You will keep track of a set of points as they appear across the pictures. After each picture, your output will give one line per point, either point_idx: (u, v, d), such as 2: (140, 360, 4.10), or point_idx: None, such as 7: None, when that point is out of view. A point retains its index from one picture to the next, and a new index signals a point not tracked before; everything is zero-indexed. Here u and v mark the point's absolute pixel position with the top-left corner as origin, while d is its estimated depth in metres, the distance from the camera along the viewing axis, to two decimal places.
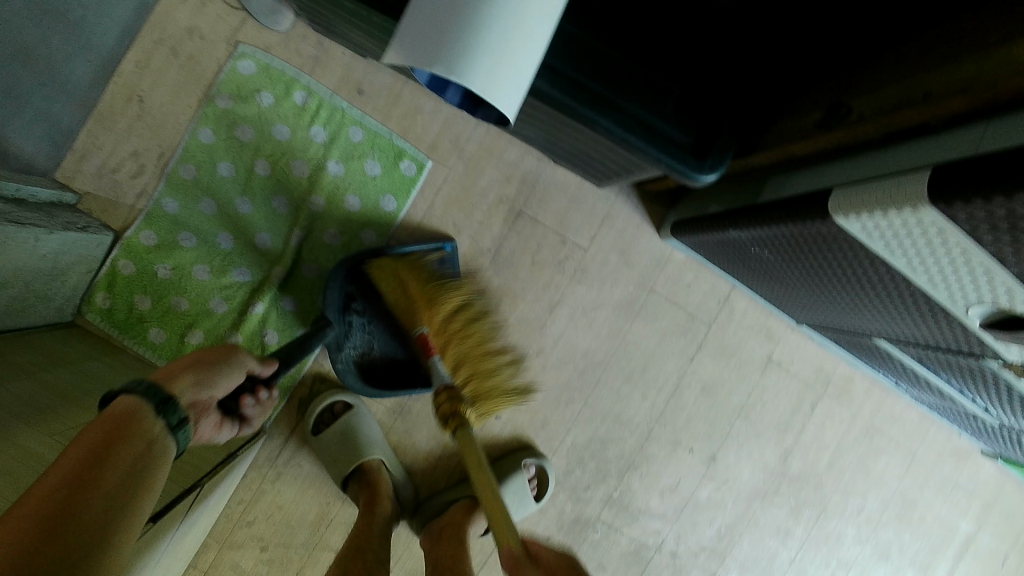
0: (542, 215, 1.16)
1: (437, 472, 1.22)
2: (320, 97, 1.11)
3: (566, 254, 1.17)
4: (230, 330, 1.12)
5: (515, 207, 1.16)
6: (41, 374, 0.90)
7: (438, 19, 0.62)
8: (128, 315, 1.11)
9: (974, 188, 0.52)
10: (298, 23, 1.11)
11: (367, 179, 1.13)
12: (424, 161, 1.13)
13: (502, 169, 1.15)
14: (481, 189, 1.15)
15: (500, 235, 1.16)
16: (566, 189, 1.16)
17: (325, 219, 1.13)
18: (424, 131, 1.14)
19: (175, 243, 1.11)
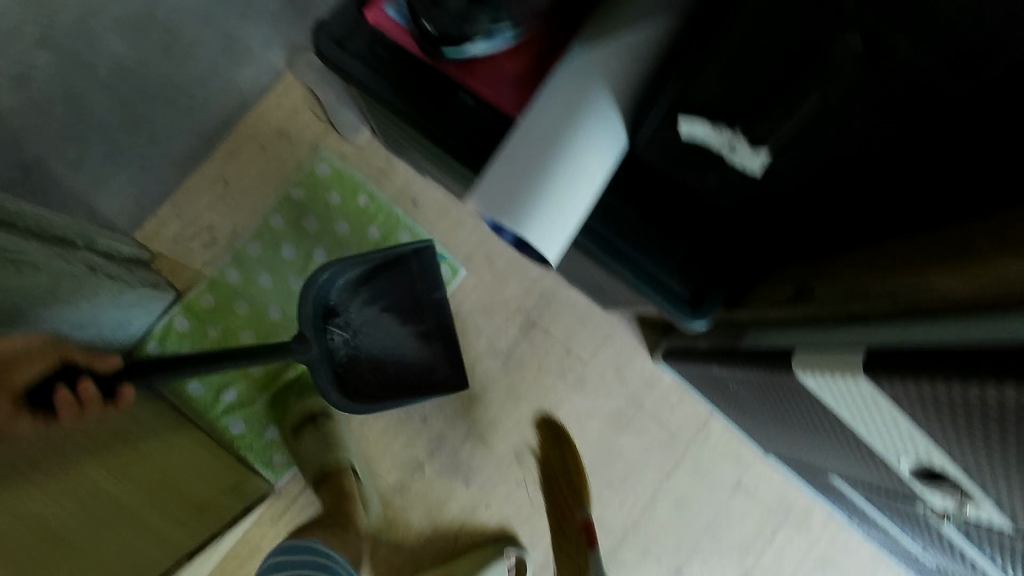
0: (554, 327, 1.34)
1: (424, 552, 1.29)
2: (380, 202, 1.31)
3: (570, 363, 1.34)
4: (262, 392, 1.24)
5: (532, 318, 1.33)
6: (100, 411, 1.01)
7: (508, 185, 0.85)
8: (172, 367, 1.23)
9: (892, 367, 0.70)
10: (373, 140, 1.33)
11: None
12: (458, 269, 1.33)
13: (525, 284, 1.34)
14: (504, 297, 1.33)
15: (514, 339, 1.32)
16: (577, 307, 1.35)
17: None
18: (463, 243, 1.33)
19: (230, 308, 1.25)
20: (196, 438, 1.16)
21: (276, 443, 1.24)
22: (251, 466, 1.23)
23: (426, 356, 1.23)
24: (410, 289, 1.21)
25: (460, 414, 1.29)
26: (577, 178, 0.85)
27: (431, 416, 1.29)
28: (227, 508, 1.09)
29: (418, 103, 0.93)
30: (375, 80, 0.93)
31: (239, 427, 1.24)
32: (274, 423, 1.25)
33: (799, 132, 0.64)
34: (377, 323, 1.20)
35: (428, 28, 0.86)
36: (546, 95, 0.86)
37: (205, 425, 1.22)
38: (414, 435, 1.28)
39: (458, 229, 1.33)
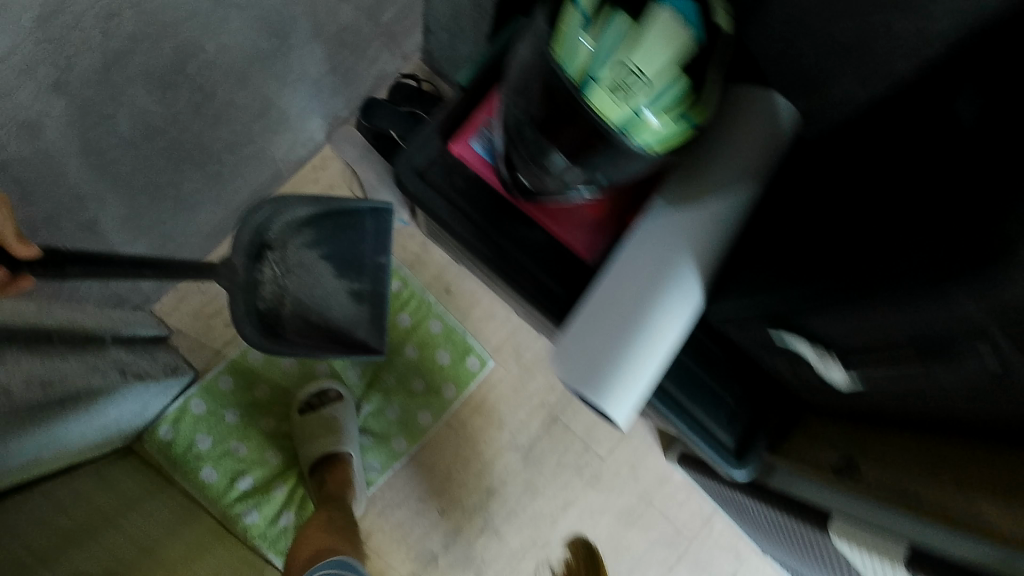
0: (576, 422, 1.35)
1: None
2: (413, 288, 1.29)
3: (588, 459, 1.35)
4: (278, 481, 1.21)
5: (555, 411, 1.34)
6: (117, 519, 0.97)
7: (586, 348, 0.87)
8: (186, 451, 1.17)
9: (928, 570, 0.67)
10: (410, 223, 1.30)
11: (437, 367, 1.29)
12: (487, 360, 1.31)
13: (550, 377, 1.34)
14: (529, 391, 1.34)
15: (536, 434, 1.33)
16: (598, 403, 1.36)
17: (392, 395, 1.27)
18: (493, 334, 1.33)
19: (251, 392, 1.21)
20: (212, 540, 1.11)
21: (289, 531, 1.20)
22: (263, 556, 1.18)
23: (356, 314, 1.18)
24: (350, 242, 1.15)
25: (477, 507, 1.30)
26: (653, 345, 0.86)
27: (449, 508, 1.28)
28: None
29: (496, 237, 0.92)
30: (450, 212, 0.92)
31: (253, 516, 1.18)
32: (289, 510, 1.21)
33: (884, 376, 0.70)
34: (311, 270, 1.15)
35: (521, 178, 0.86)
36: (631, 263, 0.88)
37: (217, 513, 1.17)
38: (430, 528, 1.27)
39: (490, 319, 1.33)
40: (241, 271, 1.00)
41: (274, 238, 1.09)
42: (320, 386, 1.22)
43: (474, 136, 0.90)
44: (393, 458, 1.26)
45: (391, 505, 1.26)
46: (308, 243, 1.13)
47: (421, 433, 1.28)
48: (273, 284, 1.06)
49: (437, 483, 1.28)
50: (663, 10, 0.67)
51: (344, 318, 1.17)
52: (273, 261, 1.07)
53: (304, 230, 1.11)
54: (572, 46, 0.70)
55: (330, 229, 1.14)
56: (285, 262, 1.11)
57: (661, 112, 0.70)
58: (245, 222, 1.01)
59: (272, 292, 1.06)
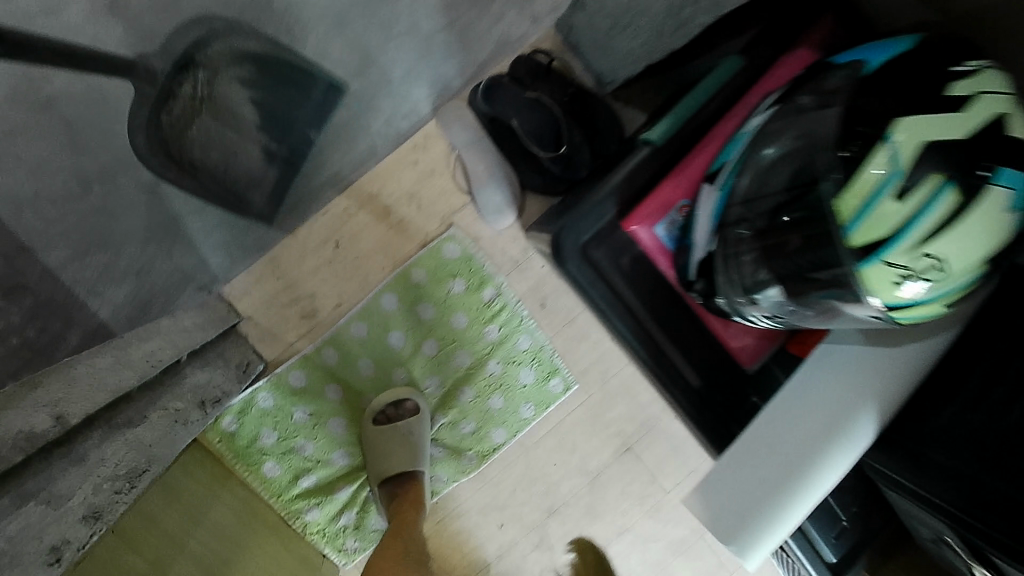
0: (648, 454, 1.27)
1: None
2: (507, 300, 1.15)
3: (652, 492, 1.27)
4: (342, 484, 1.14)
5: (629, 441, 1.26)
6: (184, 541, 0.89)
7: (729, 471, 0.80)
8: (249, 444, 1.10)
9: None
10: (513, 225, 1.14)
11: (519, 385, 1.19)
12: (571, 384, 1.21)
13: (631, 406, 1.25)
14: (607, 419, 1.24)
15: (607, 461, 1.25)
16: (674, 438, 1.27)
17: (468, 410, 1.18)
18: (581, 356, 1.21)
19: (320, 392, 1.12)
20: (272, 546, 1.04)
21: (349, 530, 1.15)
22: (320, 551, 1.14)
23: (261, 175, 1.07)
24: (296, 105, 1.06)
25: (534, 524, 1.24)
26: (782, 476, 0.73)
27: (505, 521, 1.23)
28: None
29: (658, 334, 0.79)
30: (606, 301, 0.76)
31: (313, 514, 1.14)
32: (349, 511, 1.15)
33: None
34: (228, 97, 1.01)
35: (720, 298, 0.70)
36: (812, 402, 0.75)
37: (278, 508, 1.12)
38: (483, 539, 1.22)
39: (582, 340, 1.20)
40: (160, 78, 0.96)
41: (205, 59, 0.98)
42: (397, 396, 1.12)
43: (659, 218, 0.73)
44: (463, 473, 1.20)
45: (449, 512, 1.22)
46: (245, 81, 1.01)
47: (493, 449, 1.20)
48: (188, 96, 0.98)
49: (496, 497, 1.22)
50: (1006, 192, 0.49)
51: (246, 175, 1.06)
52: (196, 78, 0.98)
53: (246, 64, 1.00)
54: (869, 198, 0.52)
55: (273, 78, 1.02)
56: (208, 86, 0.99)
57: (937, 300, 0.54)
58: (186, 24, 0.96)
59: (181, 107, 0.98)
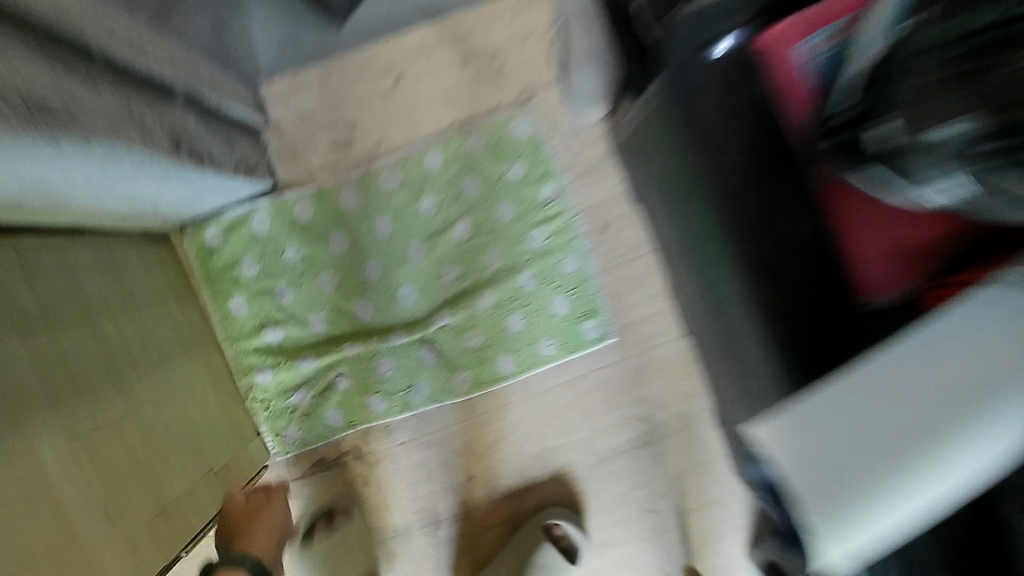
0: (670, 461, 1.05)
1: (481, 538, 1.02)
2: (565, 206, 0.97)
3: (656, 507, 1.06)
4: (308, 353, 0.95)
5: (653, 432, 1.04)
6: (96, 315, 0.71)
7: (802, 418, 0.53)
8: (226, 269, 0.95)
9: None
10: (600, 124, 0.97)
11: (548, 313, 0.98)
12: (608, 335, 0.99)
13: (669, 393, 1.03)
14: (635, 395, 1.02)
15: (619, 447, 1.04)
16: (703, 453, 1.05)
17: (479, 321, 0.97)
18: (631, 306, 1.00)
19: (324, 238, 0.96)
20: (195, 386, 0.85)
21: (296, 413, 0.97)
22: (255, 424, 0.96)
23: None
24: None
25: (509, 492, 1.01)
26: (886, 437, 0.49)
27: (475, 474, 1.00)
28: (189, 521, 0.75)
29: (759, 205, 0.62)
30: (709, 140, 0.63)
31: (264, 376, 0.96)
32: (303, 391, 0.97)
33: None
34: None
35: (876, 128, 0.52)
36: (952, 351, 0.49)
37: (229, 357, 0.95)
38: (446, 487, 1.00)
39: (637, 288, 0.99)
40: None
41: None
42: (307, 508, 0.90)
43: (807, 40, 0.59)
44: (450, 394, 0.98)
45: (418, 440, 0.99)
46: None
47: (494, 378, 0.98)
48: None
49: (477, 443, 1.00)
50: None
51: None
52: None
53: None
54: None
55: None
56: None
57: None
58: None
59: None
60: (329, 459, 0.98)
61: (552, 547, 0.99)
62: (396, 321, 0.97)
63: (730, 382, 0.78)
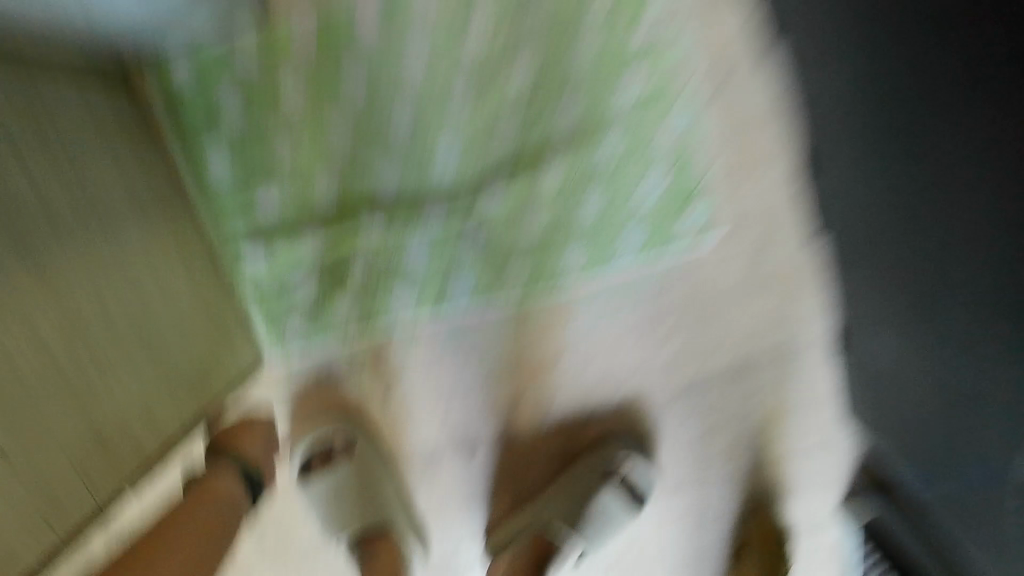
0: (770, 395, 0.82)
1: (522, 472, 0.82)
2: (675, 46, 0.67)
3: (745, 447, 0.85)
4: (313, 229, 0.71)
5: (751, 357, 0.81)
6: None
7: None
8: (200, 112, 0.66)
9: None
10: None
11: (635, 194, 0.73)
12: (714, 224, 0.75)
13: (782, 311, 0.78)
14: (733, 313, 0.78)
15: (706, 374, 0.81)
16: (813, 389, 0.81)
17: (544, 201, 0.72)
18: (741, 197, 0.73)
19: (332, 78, 0.66)
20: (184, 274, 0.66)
21: (302, 304, 0.75)
22: (246, 316, 0.74)
23: None
24: None
25: (560, 421, 0.81)
26: None
27: (524, 396, 0.80)
28: (126, 452, 0.64)
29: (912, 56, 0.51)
30: None
31: (258, 259, 0.72)
32: (311, 277, 0.74)
33: None
34: None
35: None
36: None
37: (212, 232, 0.70)
38: (484, 411, 0.79)
39: (761, 166, 0.72)
40: None
41: None
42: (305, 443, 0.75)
43: None
44: (500, 293, 0.75)
45: (452, 350, 0.77)
46: None
47: (557, 276, 0.75)
48: None
49: (528, 358, 0.78)
50: None
51: None
52: None
53: None
54: None
55: None
56: None
57: None
58: None
59: None
60: (341, 368, 0.78)
61: (613, 493, 0.78)
62: (432, 193, 0.71)
63: (902, 293, 0.56)
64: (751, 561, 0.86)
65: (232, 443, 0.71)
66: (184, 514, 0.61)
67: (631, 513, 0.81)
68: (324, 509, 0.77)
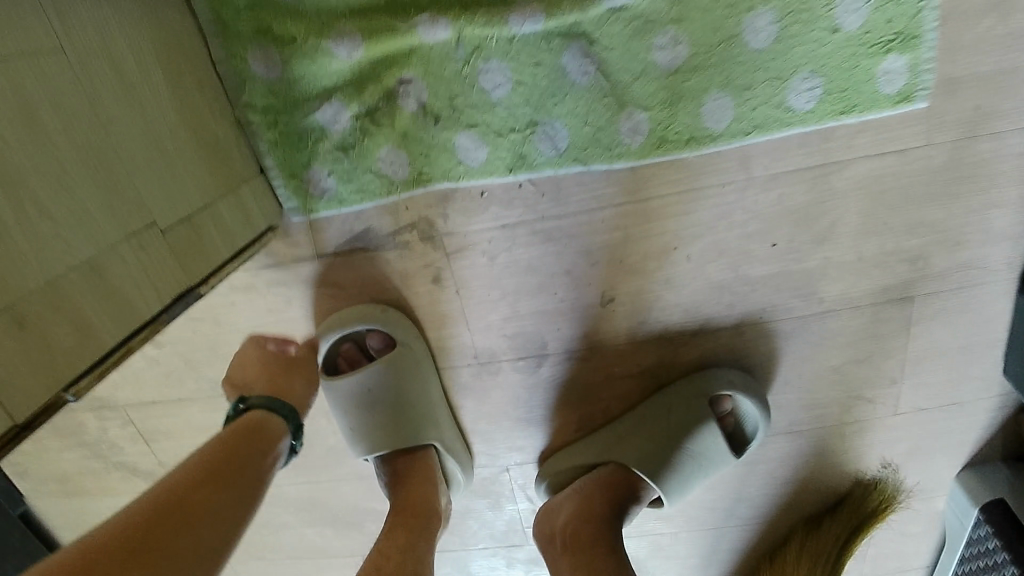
0: (928, 333, 0.63)
1: (603, 397, 0.64)
2: None
3: (876, 396, 0.66)
4: (348, 25, 0.48)
5: (916, 282, 0.61)
6: None
7: None
8: None
9: None
10: None
11: (824, 19, 0.51)
12: (915, 97, 0.53)
13: (970, 222, 0.59)
14: (911, 209, 0.58)
15: (855, 290, 0.61)
16: (984, 329, 0.63)
17: (689, 15, 0.50)
18: (959, 42, 0.53)
19: None
20: (127, 55, 0.41)
21: (332, 143, 0.53)
22: (255, 156, 0.53)
23: None
24: None
25: (657, 338, 0.62)
26: None
27: (619, 300, 0.59)
28: (107, 323, 0.36)
29: None
30: None
31: (268, 66, 0.50)
32: (345, 102, 0.52)
33: None
34: None
35: None
36: None
37: (200, 11, 0.49)
38: (563, 316, 0.60)
39: (996, 10, 0.52)
40: None
41: None
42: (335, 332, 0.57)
43: None
44: (605, 154, 0.53)
45: (531, 224, 0.56)
46: None
47: (691, 137, 0.53)
48: None
49: (632, 248, 0.57)
50: None
51: None
52: None
53: None
54: None
55: None
56: None
57: None
58: None
59: None
60: (381, 237, 0.57)
61: (715, 435, 0.61)
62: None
63: None
64: (836, 528, 0.70)
65: (283, 386, 0.54)
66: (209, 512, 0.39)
67: (731, 462, 0.64)
68: (348, 420, 0.59)
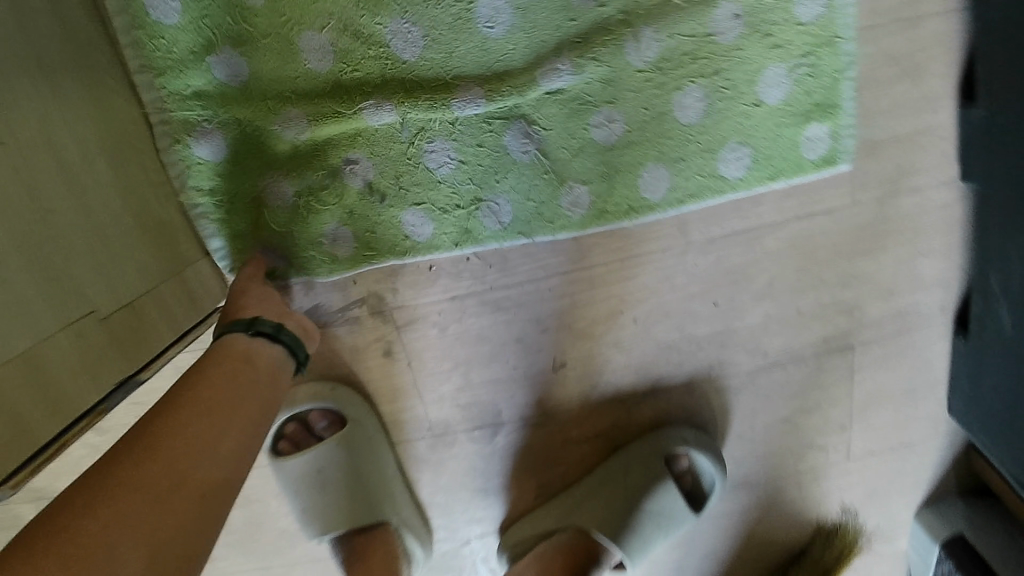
0: (867, 382, 0.66)
1: (560, 463, 0.64)
2: None
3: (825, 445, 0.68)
4: (297, 110, 0.51)
5: (852, 332, 0.64)
6: None
7: None
8: None
9: None
10: None
11: (744, 97, 0.55)
12: (838, 160, 0.57)
13: (897, 276, 0.62)
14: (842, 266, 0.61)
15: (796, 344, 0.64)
16: (916, 376, 0.66)
17: (619, 97, 0.54)
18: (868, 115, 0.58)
19: None
20: (68, 142, 0.41)
21: (280, 221, 0.53)
22: (199, 237, 0.53)
23: None
24: None
25: (611, 400, 0.63)
26: None
27: (570, 363, 0.60)
28: (43, 418, 0.36)
29: None
30: None
31: (217, 150, 0.52)
32: (292, 183, 0.53)
33: None
34: None
35: None
36: None
37: (147, 102, 0.50)
38: (517, 382, 0.60)
39: (898, 84, 0.57)
40: None
41: None
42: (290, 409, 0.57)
43: None
44: (549, 226, 0.55)
45: (480, 294, 0.57)
46: None
47: (630, 207, 0.56)
48: None
49: (580, 313, 0.59)
50: None
51: None
52: None
53: None
54: None
55: None
56: None
57: None
58: None
59: None
60: (331, 313, 0.57)
61: (671, 493, 0.61)
62: (463, 73, 0.52)
63: None
64: None
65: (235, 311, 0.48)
66: (122, 500, 0.31)
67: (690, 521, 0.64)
68: (302, 498, 0.58)
